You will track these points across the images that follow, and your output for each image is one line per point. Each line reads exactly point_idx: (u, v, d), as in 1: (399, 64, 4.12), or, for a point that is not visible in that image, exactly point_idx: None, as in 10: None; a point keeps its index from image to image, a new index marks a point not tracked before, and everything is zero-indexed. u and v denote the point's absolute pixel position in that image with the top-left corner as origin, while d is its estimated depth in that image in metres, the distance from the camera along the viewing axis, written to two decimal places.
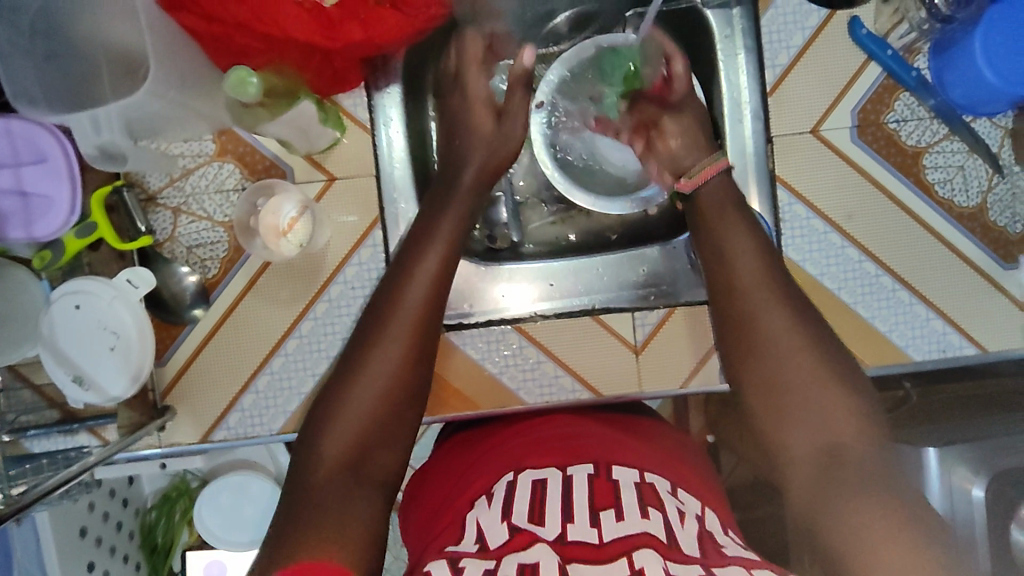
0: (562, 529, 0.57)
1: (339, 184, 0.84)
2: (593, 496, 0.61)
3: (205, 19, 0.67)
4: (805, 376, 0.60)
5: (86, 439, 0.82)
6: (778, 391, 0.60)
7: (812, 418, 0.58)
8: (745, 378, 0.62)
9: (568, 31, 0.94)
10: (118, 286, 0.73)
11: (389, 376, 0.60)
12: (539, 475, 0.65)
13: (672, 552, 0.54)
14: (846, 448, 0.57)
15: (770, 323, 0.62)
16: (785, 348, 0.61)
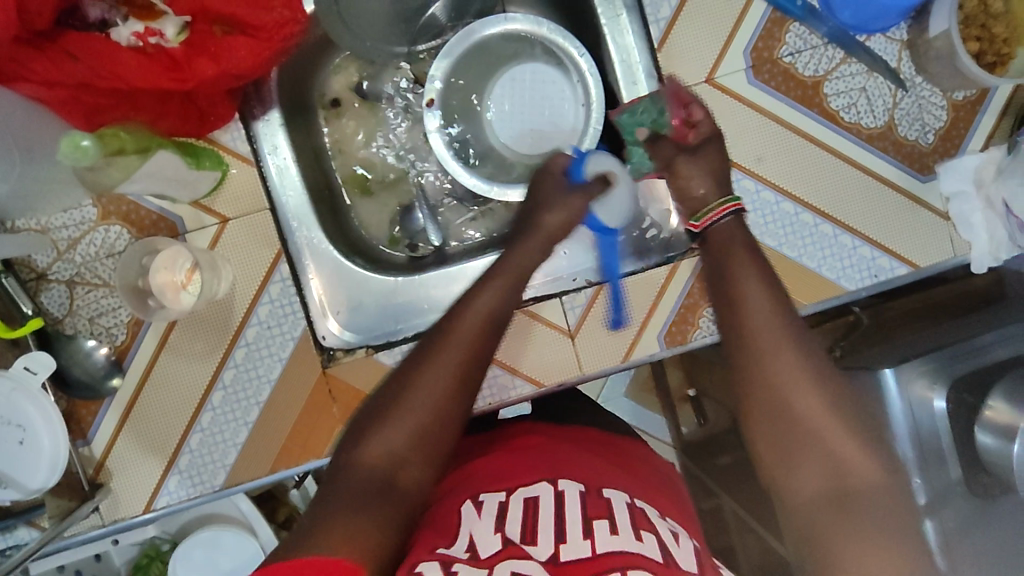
0: (554, 548, 0.54)
1: (233, 225, 0.80)
2: (585, 510, 0.59)
3: (46, 84, 0.64)
4: (815, 404, 0.59)
5: (26, 533, 0.78)
6: (794, 431, 0.58)
7: (826, 453, 0.57)
8: (756, 414, 0.60)
9: (448, 20, 0.90)
10: (16, 376, 0.70)
11: (407, 443, 0.60)
12: (530, 491, 0.62)
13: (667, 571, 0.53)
14: (863, 488, 0.55)
15: (780, 355, 0.61)
16: (786, 380, 0.60)
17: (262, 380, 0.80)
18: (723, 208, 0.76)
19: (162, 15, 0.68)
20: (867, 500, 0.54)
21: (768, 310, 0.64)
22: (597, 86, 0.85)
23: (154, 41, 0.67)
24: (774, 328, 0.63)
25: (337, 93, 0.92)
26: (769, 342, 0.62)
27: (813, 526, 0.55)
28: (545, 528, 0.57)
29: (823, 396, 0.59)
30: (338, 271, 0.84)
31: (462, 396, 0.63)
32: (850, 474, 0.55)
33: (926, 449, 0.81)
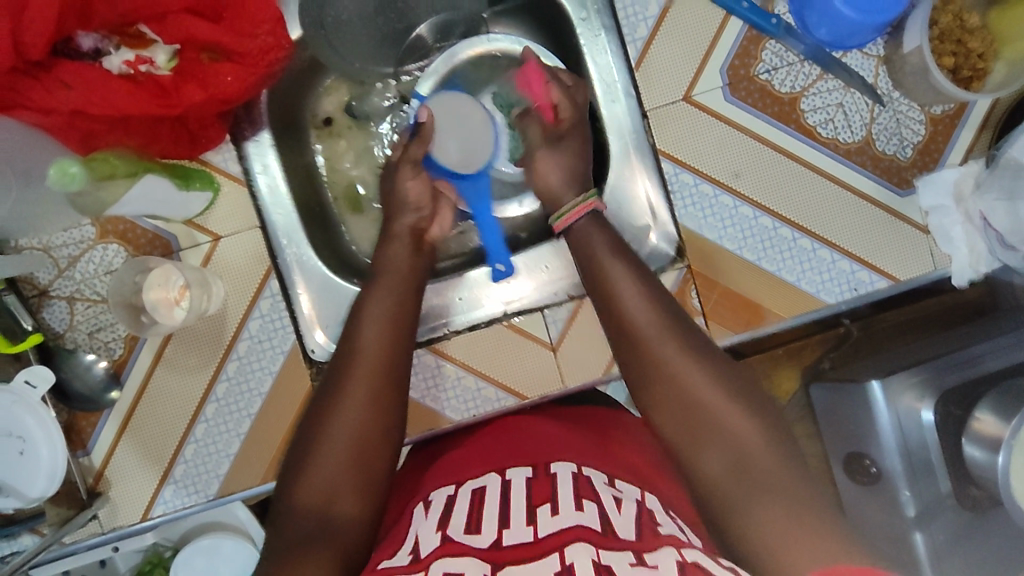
0: (497, 535, 0.56)
1: (224, 243, 0.83)
2: (530, 498, 0.61)
3: (43, 112, 0.67)
4: (705, 385, 0.62)
5: (28, 539, 0.81)
6: (690, 413, 0.62)
7: (719, 432, 0.60)
8: (656, 404, 0.63)
9: (435, 40, 0.94)
10: (17, 389, 0.73)
11: (344, 467, 0.64)
12: (478, 483, 0.66)
13: (605, 540, 0.53)
14: (757, 454, 0.59)
15: (667, 349, 0.64)
16: (675, 368, 0.63)
17: (251, 393, 0.83)
18: (580, 208, 0.74)
19: (152, 42, 0.71)
20: (762, 466, 0.59)
21: (651, 308, 0.66)
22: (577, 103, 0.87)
23: (144, 69, 0.71)
24: (657, 326, 0.65)
25: (329, 111, 0.94)
26: (655, 338, 0.64)
27: (726, 501, 0.59)
28: (489, 517, 0.59)
29: (706, 375, 0.63)
30: (325, 283, 0.87)
31: (380, 409, 0.66)
32: (742, 446, 0.60)
33: (914, 461, 0.82)
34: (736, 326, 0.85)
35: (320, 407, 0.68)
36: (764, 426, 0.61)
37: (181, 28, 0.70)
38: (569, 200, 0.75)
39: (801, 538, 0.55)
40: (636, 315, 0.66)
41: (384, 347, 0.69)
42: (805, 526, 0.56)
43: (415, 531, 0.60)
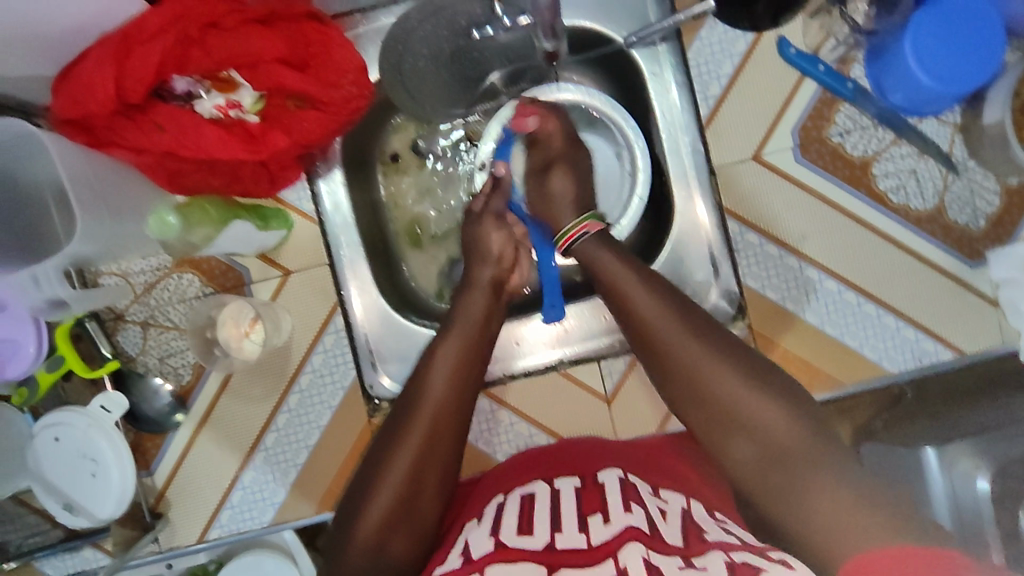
0: (551, 538, 0.56)
1: (294, 277, 0.86)
2: (581, 507, 0.61)
3: (138, 152, 0.70)
4: (725, 378, 0.61)
5: (91, 553, 0.85)
6: (714, 406, 0.61)
7: (748, 424, 0.59)
8: (683, 401, 0.63)
9: (505, 84, 0.89)
10: (92, 413, 0.76)
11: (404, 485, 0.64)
12: (527, 489, 0.67)
13: (654, 542, 0.54)
14: (788, 441, 0.58)
15: (685, 345, 0.63)
16: (694, 362, 0.62)
17: (312, 425, 0.85)
18: (578, 228, 0.74)
19: (240, 86, 0.72)
20: (795, 454, 0.57)
21: (663, 306, 0.66)
22: (644, 158, 0.86)
23: (234, 114, 0.72)
24: (672, 323, 0.64)
25: (396, 148, 0.96)
26: (671, 336, 0.64)
27: (765, 495, 0.58)
28: (541, 523, 0.59)
29: (730, 367, 0.61)
30: (383, 318, 0.86)
31: (436, 440, 0.67)
32: (772, 434, 0.58)
33: (964, 525, 0.70)
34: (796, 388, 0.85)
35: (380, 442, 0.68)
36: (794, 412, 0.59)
37: (272, 78, 0.72)
38: (567, 221, 0.76)
39: (846, 517, 0.53)
40: (648, 312, 0.66)
41: (450, 389, 0.70)
42: (851, 506, 0.53)
43: (467, 538, 0.60)
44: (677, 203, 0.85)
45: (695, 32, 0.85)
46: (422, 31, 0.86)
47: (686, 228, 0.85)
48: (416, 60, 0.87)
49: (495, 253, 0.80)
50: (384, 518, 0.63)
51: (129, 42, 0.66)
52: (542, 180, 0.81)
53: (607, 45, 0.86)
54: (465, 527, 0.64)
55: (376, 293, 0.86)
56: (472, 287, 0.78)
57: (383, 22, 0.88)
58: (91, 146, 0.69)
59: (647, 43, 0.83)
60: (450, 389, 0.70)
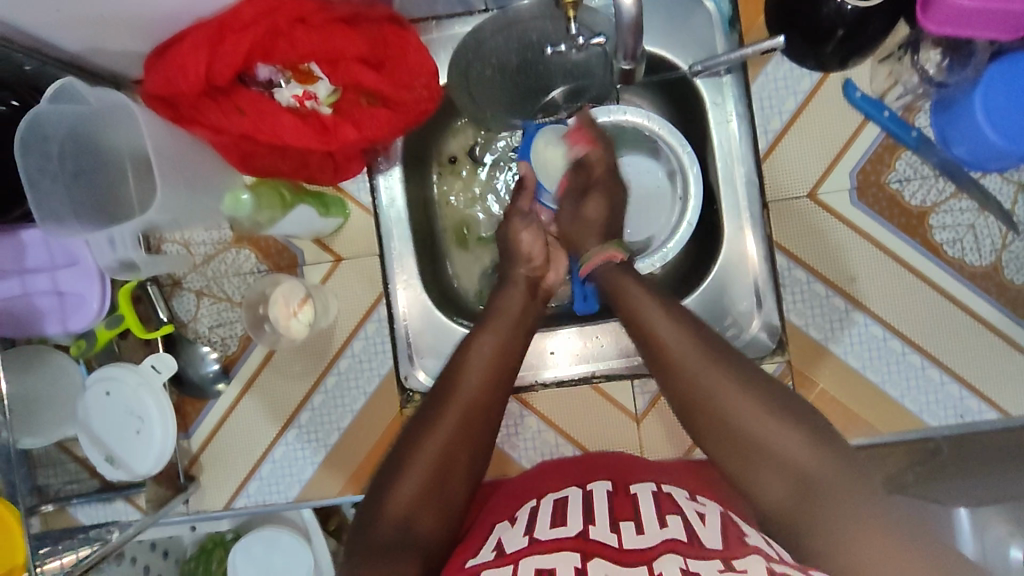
0: (584, 527, 0.59)
1: (346, 264, 0.89)
2: (613, 510, 0.63)
3: (216, 131, 0.74)
4: (748, 407, 0.61)
5: (122, 506, 0.89)
6: (737, 435, 0.61)
7: (770, 452, 0.59)
8: (702, 433, 0.64)
9: (565, 100, 0.90)
10: (144, 373, 0.79)
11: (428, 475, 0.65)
12: (560, 494, 0.68)
13: (691, 551, 0.55)
14: (817, 470, 0.58)
15: (708, 378, 0.64)
16: (716, 393, 0.63)
17: (346, 408, 0.88)
18: (604, 254, 0.79)
19: (318, 79, 0.75)
20: (823, 484, 0.57)
21: (683, 336, 0.67)
22: (697, 183, 0.86)
23: (309, 105, 0.76)
24: (695, 354, 0.66)
25: (455, 151, 0.99)
26: (694, 366, 0.65)
27: (795, 523, 0.57)
28: (573, 518, 0.61)
29: (750, 397, 0.62)
30: (425, 314, 0.89)
31: (469, 431, 0.69)
32: (798, 461, 0.58)
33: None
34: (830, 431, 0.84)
35: (414, 425, 0.70)
36: (821, 443, 0.59)
37: (351, 77, 0.75)
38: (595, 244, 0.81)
39: (883, 556, 0.51)
40: (669, 344, 0.67)
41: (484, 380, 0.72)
42: (876, 537, 0.53)
43: (500, 534, 0.62)
44: (727, 232, 0.85)
45: (761, 67, 0.85)
46: (493, 43, 0.88)
47: (735, 259, 0.85)
48: (483, 67, 0.89)
49: (535, 262, 0.85)
50: (410, 499, 0.63)
51: (223, 30, 0.69)
52: (578, 204, 0.85)
53: (670, 72, 0.87)
54: (499, 524, 0.66)
55: (418, 284, 0.88)
56: (517, 293, 0.82)
57: (457, 30, 0.90)
58: (174, 121, 0.74)
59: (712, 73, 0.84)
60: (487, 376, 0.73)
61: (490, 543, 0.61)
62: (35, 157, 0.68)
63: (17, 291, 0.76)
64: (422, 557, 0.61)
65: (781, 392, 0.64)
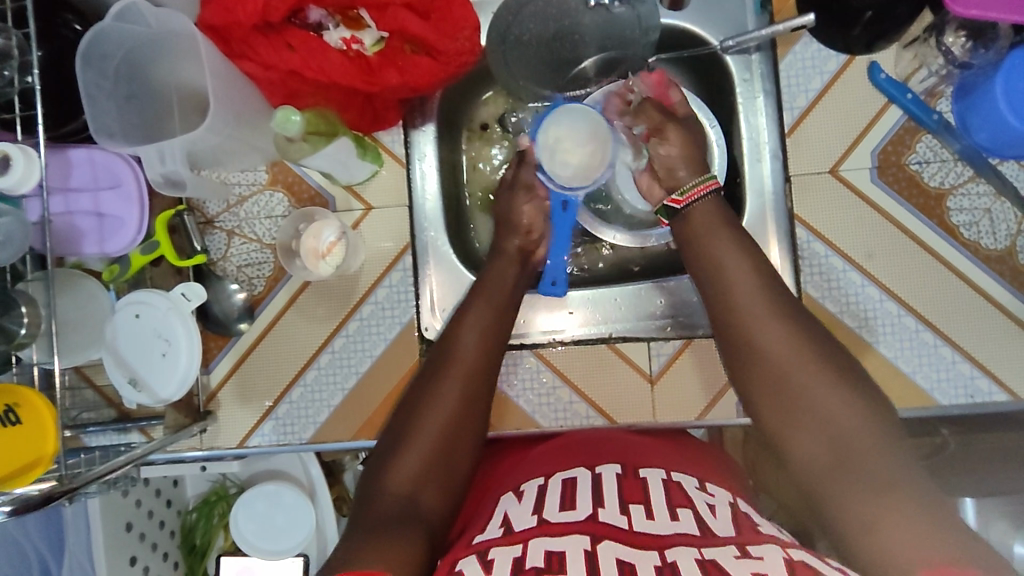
0: (593, 511, 0.60)
1: (377, 212, 0.91)
2: (622, 493, 0.64)
3: (265, 67, 0.77)
4: (801, 362, 0.63)
5: (136, 437, 0.89)
6: (781, 394, 0.63)
7: (811, 418, 0.61)
8: (749, 385, 0.65)
9: (595, 73, 0.93)
10: (173, 298, 0.81)
11: (433, 448, 0.67)
12: (568, 474, 0.70)
13: (706, 542, 0.56)
14: (858, 441, 0.59)
15: (767, 329, 0.65)
16: (781, 355, 0.64)
17: (365, 353, 0.89)
18: (703, 185, 0.74)
19: (366, 27, 0.79)
20: (861, 455, 0.58)
21: (762, 297, 0.67)
22: (721, 155, 0.90)
23: (356, 48, 0.79)
24: (768, 316, 0.66)
25: (486, 119, 1.00)
26: (759, 314, 0.66)
27: (821, 485, 0.59)
28: (582, 501, 0.62)
29: (812, 358, 0.63)
30: (449, 270, 0.91)
31: (466, 406, 0.70)
32: (843, 428, 0.60)
33: None
34: None
35: (412, 403, 0.71)
36: (860, 410, 0.61)
37: (397, 22, 0.78)
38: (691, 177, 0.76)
39: (906, 527, 0.54)
40: (743, 309, 0.67)
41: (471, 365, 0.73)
42: (902, 506, 0.55)
43: (507, 511, 0.64)
44: (748, 208, 0.88)
45: (789, 46, 0.88)
46: (533, 7, 0.90)
47: (753, 233, 0.88)
48: (522, 33, 0.91)
49: (527, 233, 0.86)
50: (417, 471, 0.66)
51: None
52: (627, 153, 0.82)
53: (700, 46, 0.91)
54: (503, 500, 0.67)
55: (446, 242, 0.92)
56: (511, 261, 0.84)
57: None
58: (227, 55, 0.77)
59: (742, 49, 0.87)
60: (478, 358, 0.74)
61: (496, 521, 0.62)
62: (93, 72, 0.70)
63: (59, 208, 0.78)
64: (427, 525, 0.62)
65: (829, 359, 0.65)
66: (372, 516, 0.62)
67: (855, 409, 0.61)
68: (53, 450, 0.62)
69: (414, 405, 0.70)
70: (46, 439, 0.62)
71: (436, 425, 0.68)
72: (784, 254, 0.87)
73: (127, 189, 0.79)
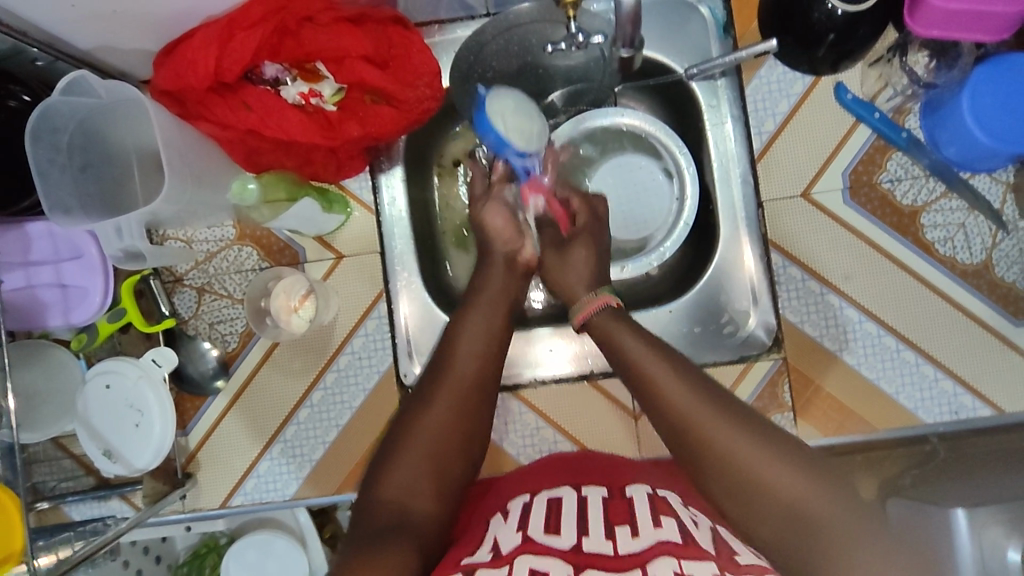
0: (577, 540, 0.58)
1: (347, 261, 0.90)
2: (607, 514, 0.63)
3: (222, 127, 0.76)
4: (735, 441, 0.62)
5: (118, 505, 0.87)
6: (726, 472, 0.61)
7: (768, 491, 0.60)
8: (696, 466, 0.63)
9: (564, 104, 0.93)
10: (143, 366, 0.80)
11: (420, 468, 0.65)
12: (553, 494, 0.68)
13: (687, 555, 0.55)
14: (815, 511, 0.58)
15: (706, 416, 0.64)
16: (729, 452, 0.62)
17: (344, 406, 0.88)
18: (594, 301, 0.78)
19: (323, 78, 0.78)
20: (823, 522, 0.58)
21: (691, 391, 0.66)
22: (693, 184, 0.89)
23: (314, 102, 0.78)
24: (701, 408, 0.65)
25: (457, 155, 0.97)
26: (689, 407, 0.65)
27: (792, 557, 0.58)
28: (568, 526, 0.61)
29: (752, 440, 0.62)
30: (417, 298, 0.90)
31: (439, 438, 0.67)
32: (797, 500, 0.59)
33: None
34: (822, 427, 0.85)
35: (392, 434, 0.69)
36: (818, 485, 0.60)
37: (356, 74, 0.78)
38: (584, 293, 0.80)
39: None
40: (680, 408, 0.65)
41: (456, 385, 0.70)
42: (866, 558, 0.55)
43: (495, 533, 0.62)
44: (722, 231, 0.88)
45: (754, 71, 0.87)
46: (494, 46, 0.87)
47: (729, 254, 0.88)
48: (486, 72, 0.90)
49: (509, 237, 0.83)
50: (398, 497, 0.63)
51: (231, 28, 0.72)
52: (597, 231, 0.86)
53: (665, 75, 0.90)
54: (492, 523, 0.65)
55: (416, 275, 0.90)
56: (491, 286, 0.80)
57: (459, 35, 0.89)
58: (183, 116, 0.76)
59: (707, 76, 0.86)
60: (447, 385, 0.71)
61: (486, 544, 0.60)
62: (44, 146, 0.69)
63: (20, 283, 0.77)
64: (416, 541, 0.59)
65: (766, 428, 0.64)
66: (364, 532, 0.60)
67: (801, 478, 0.60)
68: (23, 544, 0.62)
69: (387, 447, 0.67)
70: (15, 532, 0.62)
71: (420, 458, 0.65)
72: (755, 262, 0.87)
73: (90, 256, 0.77)
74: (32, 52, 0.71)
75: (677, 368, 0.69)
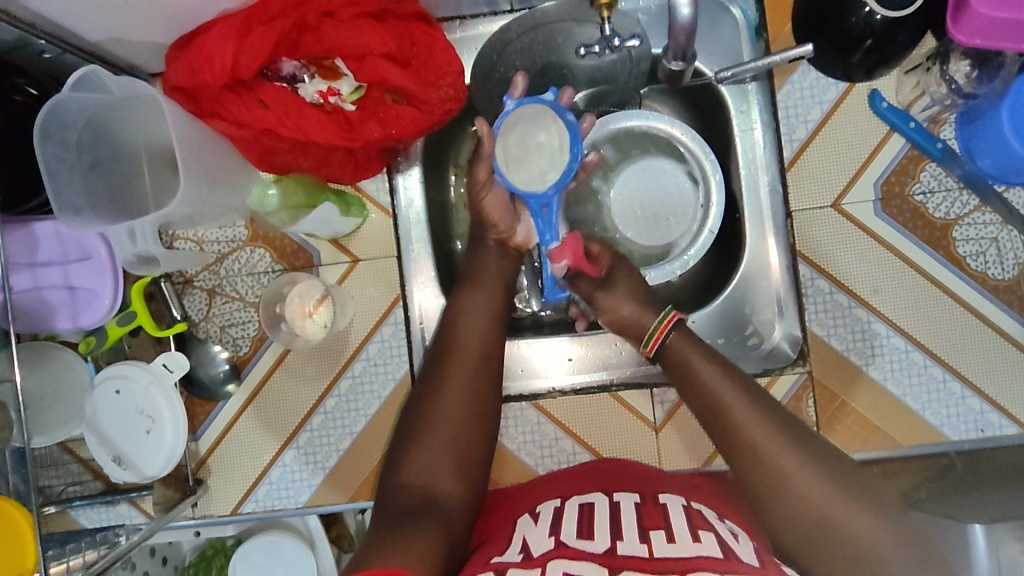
0: (611, 543, 0.57)
1: (364, 264, 0.87)
2: (641, 520, 0.62)
3: (237, 125, 0.72)
4: (788, 457, 0.61)
5: (126, 510, 0.85)
6: (774, 485, 0.60)
7: (819, 511, 0.58)
8: (743, 477, 0.62)
9: (586, 105, 0.90)
10: (154, 371, 0.78)
11: (434, 463, 0.65)
12: (586, 499, 0.67)
13: (730, 567, 0.53)
14: (870, 538, 0.55)
15: (757, 426, 0.63)
16: (780, 466, 0.60)
17: (359, 413, 0.86)
18: (666, 321, 0.75)
19: (342, 75, 0.75)
20: (877, 549, 0.55)
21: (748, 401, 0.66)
22: (719, 193, 0.87)
23: (333, 101, 0.75)
24: (754, 416, 0.64)
25: None
26: (744, 418, 0.64)
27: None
28: (600, 531, 0.59)
29: (805, 457, 0.61)
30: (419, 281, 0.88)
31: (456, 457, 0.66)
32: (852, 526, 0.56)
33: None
34: (845, 442, 0.84)
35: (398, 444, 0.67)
36: (874, 512, 0.57)
37: (376, 73, 0.74)
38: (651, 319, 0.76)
39: None
40: (735, 415, 0.65)
41: (470, 394, 0.70)
42: None
43: (524, 536, 0.60)
44: (748, 236, 0.86)
45: (787, 76, 0.84)
46: (520, 43, 0.85)
47: (755, 263, 0.86)
48: (508, 71, 0.87)
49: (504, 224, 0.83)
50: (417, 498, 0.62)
51: (250, 23, 0.69)
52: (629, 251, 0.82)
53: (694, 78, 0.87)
54: (520, 524, 0.64)
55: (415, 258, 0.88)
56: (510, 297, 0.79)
57: (480, 30, 0.87)
58: (196, 114, 0.73)
59: (737, 81, 0.84)
60: (465, 405, 0.69)
61: (514, 543, 0.59)
62: (54, 144, 0.66)
63: (26, 284, 0.74)
64: (444, 533, 0.59)
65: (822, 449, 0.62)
66: (392, 511, 0.61)
67: (855, 501, 0.57)
68: (34, 562, 0.60)
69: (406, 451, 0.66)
70: (27, 552, 0.60)
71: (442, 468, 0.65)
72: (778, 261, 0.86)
73: (99, 258, 0.75)
74: (40, 45, 0.67)
75: (735, 377, 0.69)
